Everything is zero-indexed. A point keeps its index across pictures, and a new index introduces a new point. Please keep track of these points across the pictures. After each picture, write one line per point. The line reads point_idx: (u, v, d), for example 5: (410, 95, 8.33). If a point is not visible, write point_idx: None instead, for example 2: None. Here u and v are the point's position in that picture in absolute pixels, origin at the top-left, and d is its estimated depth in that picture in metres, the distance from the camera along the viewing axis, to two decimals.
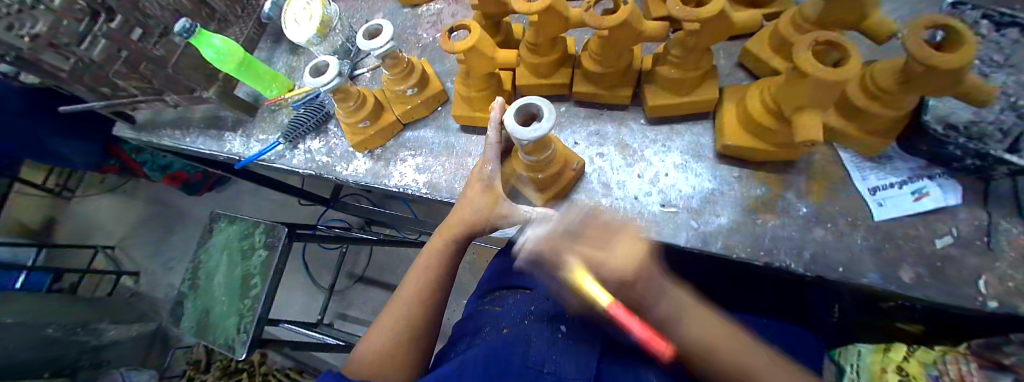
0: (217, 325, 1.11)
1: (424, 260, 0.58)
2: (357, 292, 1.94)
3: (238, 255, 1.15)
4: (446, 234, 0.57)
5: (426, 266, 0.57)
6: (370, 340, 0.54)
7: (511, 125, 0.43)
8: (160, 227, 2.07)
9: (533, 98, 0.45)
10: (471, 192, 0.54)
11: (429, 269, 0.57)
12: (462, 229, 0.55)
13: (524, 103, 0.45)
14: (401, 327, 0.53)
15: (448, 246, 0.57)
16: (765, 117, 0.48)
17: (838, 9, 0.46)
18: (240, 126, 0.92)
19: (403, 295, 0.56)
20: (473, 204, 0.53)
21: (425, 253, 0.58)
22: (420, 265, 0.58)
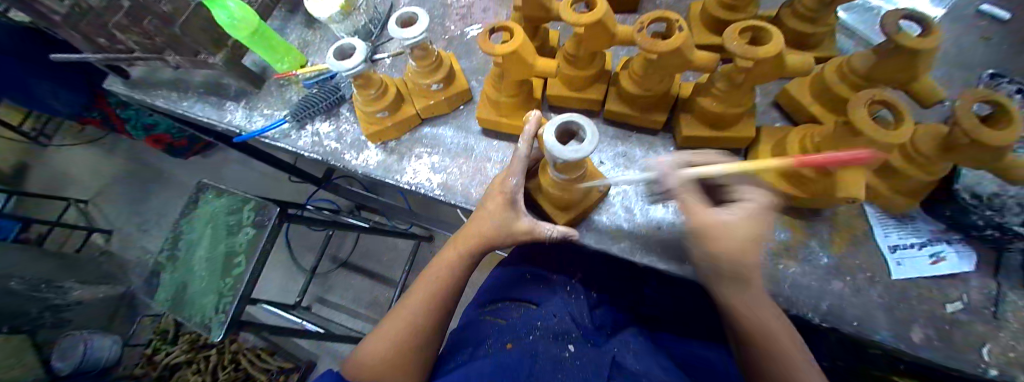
0: (194, 300, 1.06)
1: (435, 269, 0.55)
2: (339, 277, 1.89)
3: (223, 230, 1.10)
4: (462, 244, 0.54)
5: (436, 276, 0.54)
6: (371, 344, 0.51)
7: (550, 141, 0.40)
8: (138, 186, 1.98)
9: (576, 115, 0.42)
10: (490, 204, 0.52)
11: (440, 278, 0.54)
12: (479, 239, 0.53)
13: (565, 119, 0.42)
14: (404, 334, 0.51)
15: (463, 255, 0.54)
16: (805, 165, 0.47)
17: (891, 66, 0.46)
18: (244, 97, 0.87)
19: (410, 299, 0.53)
20: (495, 217, 0.51)
21: (437, 262, 0.56)
22: (430, 273, 0.55)
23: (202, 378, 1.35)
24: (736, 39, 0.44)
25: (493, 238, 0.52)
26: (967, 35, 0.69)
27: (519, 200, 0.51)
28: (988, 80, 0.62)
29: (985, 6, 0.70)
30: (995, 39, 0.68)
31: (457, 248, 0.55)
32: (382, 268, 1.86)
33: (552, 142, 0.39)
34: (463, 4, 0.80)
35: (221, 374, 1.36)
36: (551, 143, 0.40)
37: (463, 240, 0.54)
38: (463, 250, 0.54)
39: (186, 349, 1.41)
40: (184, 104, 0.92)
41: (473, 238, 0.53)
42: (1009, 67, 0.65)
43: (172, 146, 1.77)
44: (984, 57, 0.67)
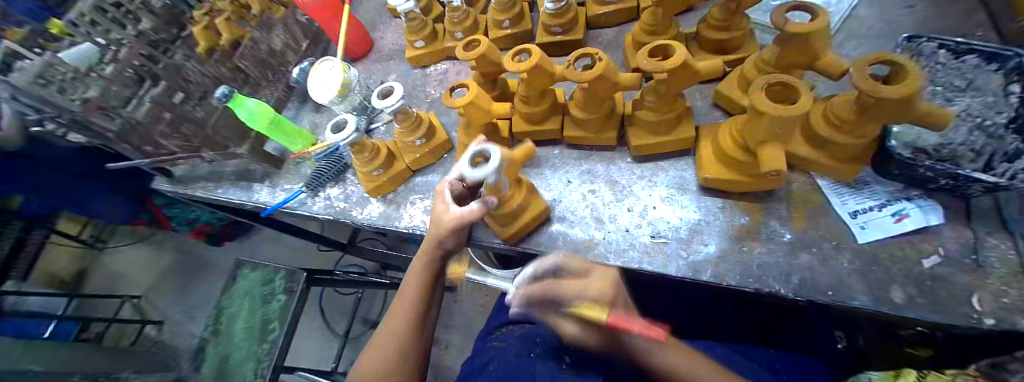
0: (234, 370, 1.14)
1: (409, 284, 0.59)
2: (371, 338, 1.94)
3: (259, 300, 1.21)
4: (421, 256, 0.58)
5: (412, 291, 0.58)
6: (361, 367, 0.57)
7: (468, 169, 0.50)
8: (186, 275, 2.16)
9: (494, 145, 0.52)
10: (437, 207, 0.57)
11: (411, 294, 0.58)
12: (433, 239, 0.56)
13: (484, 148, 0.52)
14: (399, 353, 0.55)
15: (426, 267, 0.58)
16: (739, 151, 0.52)
17: (793, 53, 0.52)
18: (268, 178, 1.01)
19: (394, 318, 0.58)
20: (440, 221, 0.55)
21: (409, 277, 0.60)
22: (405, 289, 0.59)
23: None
24: (647, 58, 0.53)
25: (443, 238, 0.56)
26: (892, 7, 0.69)
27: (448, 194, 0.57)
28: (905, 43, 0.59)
29: None
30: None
31: (419, 261, 0.59)
32: None
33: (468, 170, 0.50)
34: (439, 71, 0.94)
35: None
36: (467, 171, 0.50)
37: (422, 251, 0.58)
38: (424, 262, 0.58)
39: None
40: (219, 191, 1.08)
41: (428, 243, 0.57)
42: (950, 12, 0.65)
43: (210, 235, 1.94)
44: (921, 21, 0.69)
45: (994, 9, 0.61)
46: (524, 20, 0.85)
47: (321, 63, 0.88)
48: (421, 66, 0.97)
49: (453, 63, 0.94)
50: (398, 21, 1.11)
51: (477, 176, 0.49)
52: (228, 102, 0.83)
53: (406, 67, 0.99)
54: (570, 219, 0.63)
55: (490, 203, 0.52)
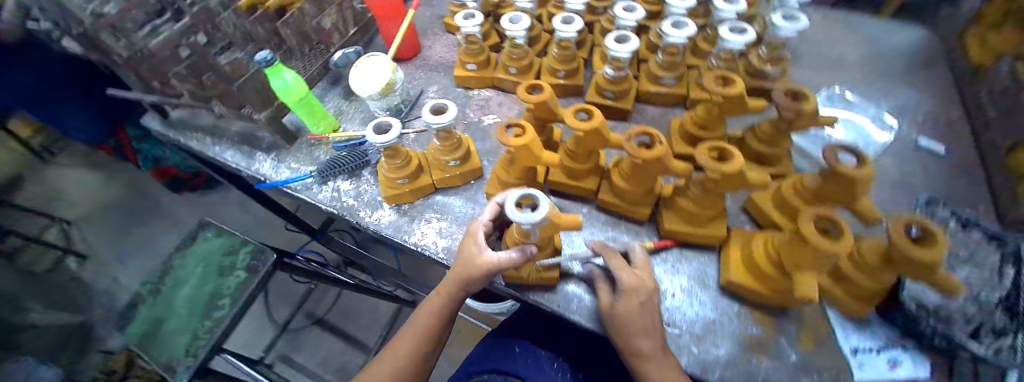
0: (161, 341, 1.01)
1: (423, 315, 0.56)
2: (311, 335, 1.78)
3: (214, 271, 1.11)
4: (441, 293, 0.56)
5: (426, 323, 0.55)
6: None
7: (512, 210, 0.49)
8: (130, 215, 1.97)
9: (535, 190, 0.52)
10: (465, 245, 0.55)
11: (422, 335, 0.55)
12: (457, 278, 0.54)
13: (526, 192, 0.51)
14: None
15: (445, 308, 0.56)
16: (770, 266, 0.54)
17: (832, 188, 0.56)
18: (275, 150, 0.96)
19: (398, 346, 0.55)
20: (471, 262, 0.53)
21: (425, 307, 0.57)
22: (418, 318, 0.57)
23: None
24: (705, 155, 0.55)
25: (469, 280, 0.53)
26: (911, 163, 0.76)
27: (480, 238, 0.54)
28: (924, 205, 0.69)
29: (923, 140, 0.78)
30: (946, 157, 0.76)
31: (435, 300, 0.56)
32: (359, 330, 1.77)
33: (512, 209, 0.49)
34: (482, 97, 0.95)
35: None
36: (513, 211, 0.49)
37: (441, 289, 0.56)
38: (443, 299, 0.55)
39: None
40: (216, 148, 1.01)
41: (452, 282, 0.54)
42: (953, 184, 0.72)
43: (173, 179, 1.78)
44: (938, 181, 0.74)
45: (999, 192, 0.69)
46: (578, 74, 0.88)
47: (368, 55, 0.85)
48: (465, 87, 0.97)
49: (497, 93, 0.95)
50: (449, 36, 1.12)
51: (520, 219, 0.48)
52: (265, 68, 0.77)
53: (449, 82, 0.99)
54: (587, 284, 0.62)
55: (529, 252, 0.49)
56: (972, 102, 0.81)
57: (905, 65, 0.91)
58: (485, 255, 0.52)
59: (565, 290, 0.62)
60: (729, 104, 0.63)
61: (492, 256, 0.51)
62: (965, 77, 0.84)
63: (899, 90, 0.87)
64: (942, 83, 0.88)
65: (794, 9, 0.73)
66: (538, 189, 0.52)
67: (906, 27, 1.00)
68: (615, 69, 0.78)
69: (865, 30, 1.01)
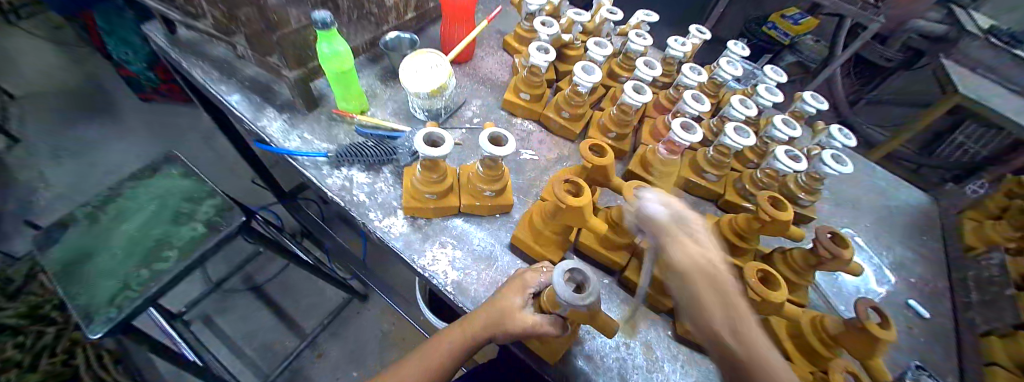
0: (79, 277, 0.86)
1: (437, 343, 0.54)
2: (243, 301, 1.58)
3: (168, 215, 0.98)
4: (459, 332, 0.54)
5: (436, 351, 0.53)
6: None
7: (559, 283, 0.47)
8: (80, 111, 1.75)
9: (581, 265, 0.50)
10: (510, 293, 0.53)
11: (420, 369, 0.53)
12: (483, 325, 0.52)
13: (572, 266, 0.50)
14: None
15: (452, 351, 0.53)
16: None
17: (852, 339, 0.57)
18: (288, 110, 0.86)
19: (399, 369, 0.53)
20: (504, 315, 0.51)
21: (442, 336, 0.55)
22: (430, 345, 0.55)
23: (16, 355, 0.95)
24: (752, 275, 0.55)
25: (496, 330, 0.51)
26: (898, 320, 0.81)
27: (529, 293, 0.53)
28: (914, 368, 0.71)
29: (912, 301, 0.85)
30: (931, 321, 0.83)
31: (449, 342, 0.54)
32: (297, 311, 1.59)
33: (559, 283, 0.46)
34: (523, 127, 0.92)
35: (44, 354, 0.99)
36: (558, 284, 0.46)
37: (461, 329, 0.54)
38: (463, 337, 0.53)
39: (20, 312, 1.02)
40: (220, 86, 0.90)
41: (477, 326, 0.52)
42: (932, 351, 0.78)
43: (133, 82, 1.70)
44: (920, 344, 0.79)
45: (966, 369, 0.75)
46: (625, 139, 0.87)
47: (427, 51, 0.79)
48: (509, 112, 0.94)
49: (539, 128, 0.92)
50: (504, 55, 1.10)
51: (564, 296, 0.45)
52: (319, 29, 0.66)
53: (493, 101, 0.96)
54: (596, 362, 0.59)
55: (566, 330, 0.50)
56: (957, 280, 0.90)
57: (904, 224, 1.01)
58: (528, 311, 0.50)
59: (575, 364, 0.58)
60: (775, 225, 0.64)
61: (534, 318, 0.50)
62: (957, 255, 0.95)
63: (896, 246, 0.95)
64: (932, 252, 0.96)
65: (841, 154, 0.78)
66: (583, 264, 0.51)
67: (909, 191, 1.10)
68: (668, 150, 0.77)
69: (874, 183, 1.10)
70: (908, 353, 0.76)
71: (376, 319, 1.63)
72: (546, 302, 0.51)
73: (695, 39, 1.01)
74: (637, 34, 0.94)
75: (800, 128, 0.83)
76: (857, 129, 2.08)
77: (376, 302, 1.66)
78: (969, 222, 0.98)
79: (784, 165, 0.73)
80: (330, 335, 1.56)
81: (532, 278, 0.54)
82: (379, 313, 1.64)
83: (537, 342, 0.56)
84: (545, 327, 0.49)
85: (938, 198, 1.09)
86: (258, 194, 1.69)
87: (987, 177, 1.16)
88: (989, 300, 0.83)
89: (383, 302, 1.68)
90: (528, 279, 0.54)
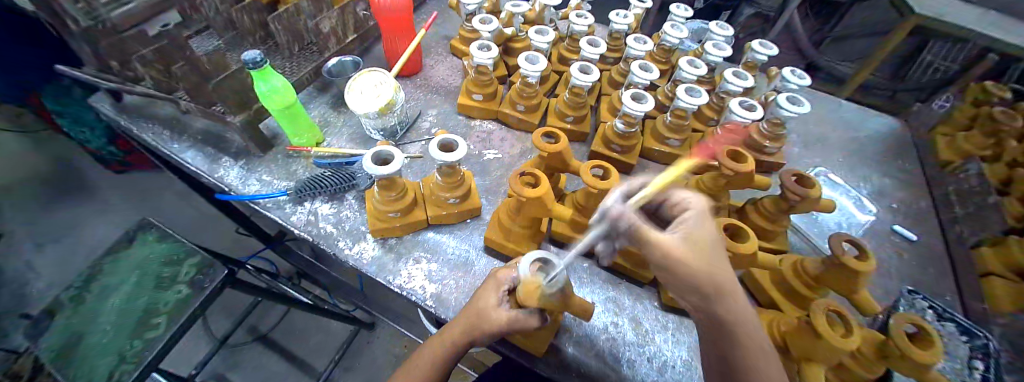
0: (76, 363, 0.84)
1: (422, 359, 0.53)
2: (250, 353, 1.56)
3: (151, 282, 0.96)
4: (440, 343, 0.53)
5: (422, 366, 0.53)
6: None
7: (525, 275, 0.45)
8: (52, 193, 1.72)
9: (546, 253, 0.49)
10: (485, 294, 0.52)
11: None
12: (462, 331, 0.50)
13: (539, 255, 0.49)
14: None
15: (435, 364, 0.52)
16: (773, 349, 0.54)
17: (832, 274, 0.56)
18: (244, 156, 0.85)
19: None
20: (479, 317, 0.50)
21: (426, 349, 0.54)
22: (415, 361, 0.54)
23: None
24: None
25: (475, 334, 0.50)
26: (885, 246, 0.81)
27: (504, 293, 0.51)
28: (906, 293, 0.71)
29: (897, 226, 0.85)
30: (919, 242, 0.83)
31: (433, 356, 0.52)
32: (305, 352, 1.57)
33: (525, 275, 0.45)
34: (484, 128, 0.91)
35: None
36: (525, 275, 0.45)
37: (443, 340, 0.52)
38: (444, 349, 0.52)
39: None
40: (173, 145, 0.88)
41: (456, 334, 0.51)
42: (924, 271, 0.78)
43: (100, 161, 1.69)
44: (911, 267, 0.79)
45: (962, 284, 0.75)
46: (585, 121, 0.87)
47: (370, 71, 0.78)
48: (467, 114, 0.93)
49: (499, 126, 0.92)
50: (454, 59, 1.09)
51: (530, 286, 0.44)
52: (252, 70, 0.66)
53: (450, 108, 0.95)
54: (586, 347, 0.59)
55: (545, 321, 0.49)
56: (939, 197, 0.90)
57: (878, 153, 1.01)
58: (502, 308, 0.49)
59: (565, 354, 0.57)
60: (740, 178, 0.64)
61: (509, 314, 0.48)
62: (932, 171, 0.95)
63: (872, 175, 0.96)
64: (909, 174, 0.97)
65: (795, 95, 0.79)
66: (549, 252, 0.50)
67: (877, 118, 1.11)
68: (626, 124, 0.77)
69: (840, 117, 1.11)
70: (899, 278, 0.76)
71: (386, 345, 1.61)
72: (520, 296, 0.50)
73: (636, 9, 1.02)
74: (578, 16, 0.94)
75: (752, 77, 0.83)
76: (827, 68, 2.09)
77: (383, 328, 1.64)
78: (942, 137, 0.98)
79: (739, 117, 0.73)
80: (344, 370, 1.54)
81: (505, 275, 0.53)
82: (389, 339, 1.62)
83: (521, 338, 0.55)
84: (522, 321, 0.48)
85: (907, 119, 1.10)
86: (246, 244, 1.67)
87: (950, 90, 1.16)
88: (974, 211, 0.83)
89: (390, 328, 1.66)
90: (501, 277, 0.52)
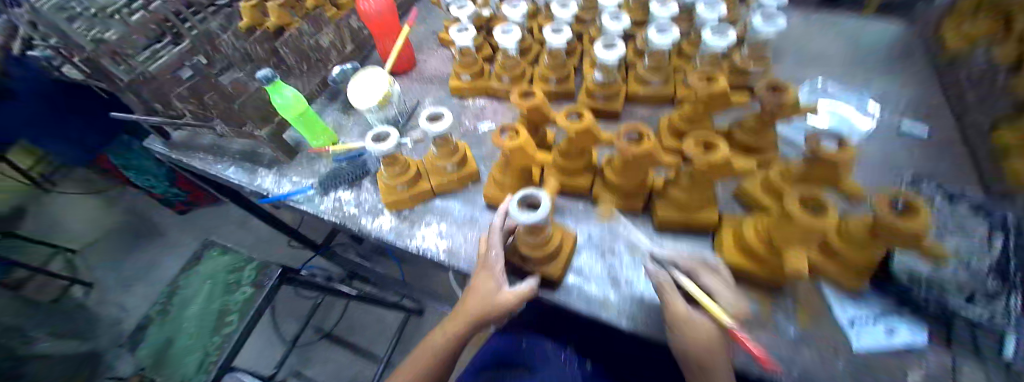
0: (172, 361, 1.02)
1: (440, 336, 0.61)
2: (319, 349, 1.74)
3: (220, 288, 1.12)
4: (452, 327, 0.60)
5: (440, 343, 0.61)
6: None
7: (516, 212, 0.53)
8: (134, 239, 1.98)
9: (534, 190, 0.57)
10: (482, 281, 0.58)
11: (431, 355, 0.61)
12: (472, 315, 0.58)
13: (528, 193, 0.57)
14: None
15: (451, 342, 0.60)
16: (763, 249, 0.57)
17: (817, 169, 0.58)
18: (276, 165, 0.98)
19: (412, 366, 0.62)
20: (488, 300, 0.57)
21: (441, 330, 0.62)
22: (433, 339, 0.62)
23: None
24: (693, 147, 0.58)
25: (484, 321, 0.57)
26: (894, 145, 0.80)
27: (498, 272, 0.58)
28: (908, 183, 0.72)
29: (905, 125, 0.83)
30: (930, 137, 0.81)
31: (453, 328, 0.60)
32: (367, 343, 1.73)
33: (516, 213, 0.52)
34: (477, 105, 0.98)
35: None
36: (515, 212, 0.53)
37: (455, 324, 0.60)
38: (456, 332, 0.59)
39: None
40: (216, 166, 1.03)
41: (465, 321, 0.58)
42: (934, 162, 0.77)
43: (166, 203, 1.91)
44: (921, 161, 0.77)
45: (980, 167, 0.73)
46: (569, 79, 0.92)
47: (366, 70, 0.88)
48: (460, 95, 1.00)
49: (491, 99, 0.98)
50: (443, 50, 1.17)
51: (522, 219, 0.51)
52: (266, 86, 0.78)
53: (445, 92, 1.03)
54: (587, 275, 0.64)
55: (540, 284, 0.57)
56: (951, 87, 0.86)
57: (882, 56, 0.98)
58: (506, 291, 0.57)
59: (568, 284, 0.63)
60: (717, 98, 0.67)
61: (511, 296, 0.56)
62: (943, 62, 0.91)
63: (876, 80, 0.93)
64: (915, 72, 0.94)
65: (768, 11, 0.79)
66: (537, 189, 0.58)
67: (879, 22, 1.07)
68: (604, 75, 0.83)
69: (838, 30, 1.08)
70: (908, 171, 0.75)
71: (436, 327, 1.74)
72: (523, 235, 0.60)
73: None
74: None
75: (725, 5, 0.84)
76: None
77: (432, 311, 1.77)
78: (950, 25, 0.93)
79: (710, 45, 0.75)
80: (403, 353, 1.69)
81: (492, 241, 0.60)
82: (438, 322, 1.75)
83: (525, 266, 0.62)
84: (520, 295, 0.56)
85: (913, 16, 1.05)
86: (298, 255, 1.86)
87: None
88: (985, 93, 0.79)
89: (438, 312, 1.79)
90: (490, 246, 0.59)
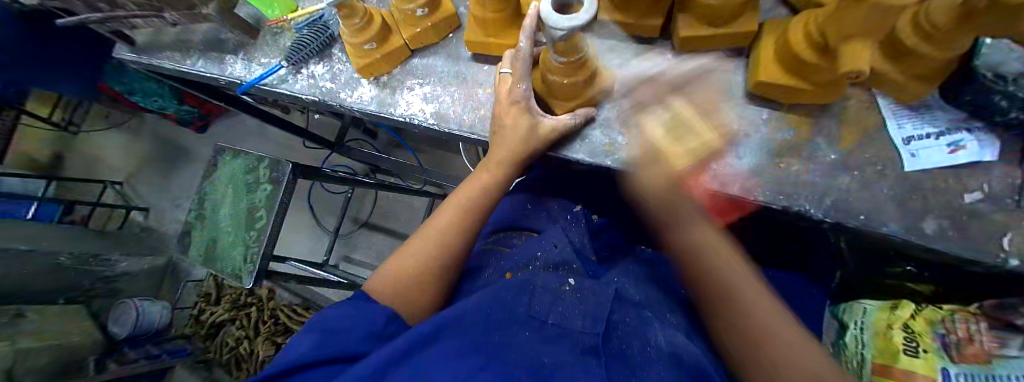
0: (224, 255, 1.16)
1: (463, 194, 0.59)
2: (362, 236, 1.92)
3: (243, 188, 1.17)
4: (486, 174, 0.59)
5: (466, 198, 0.59)
6: (397, 263, 0.55)
7: (547, 13, 0.41)
8: (162, 164, 2.03)
9: None
10: (508, 120, 0.56)
11: (455, 217, 0.57)
12: (508, 157, 0.57)
13: None
14: (434, 251, 0.55)
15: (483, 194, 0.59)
16: (807, 49, 0.45)
17: None
18: (242, 48, 0.86)
19: (431, 227, 0.57)
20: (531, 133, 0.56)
21: (465, 188, 0.60)
22: (454, 199, 0.59)
23: (246, 333, 1.37)
24: None
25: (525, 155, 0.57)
26: None
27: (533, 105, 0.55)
28: None
29: None
30: None
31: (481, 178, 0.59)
32: (402, 226, 1.88)
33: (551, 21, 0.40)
34: None
35: (262, 329, 1.36)
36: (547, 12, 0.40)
37: (488, 172, 0.59)
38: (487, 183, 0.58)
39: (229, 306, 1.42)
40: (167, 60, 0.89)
41: (501, 159, 0.57)
42: None
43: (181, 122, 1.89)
44: None
45: None
46: None
47: None
48: None
49: None
50: None
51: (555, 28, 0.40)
52: None
53: None
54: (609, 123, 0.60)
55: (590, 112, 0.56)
56: None
57: None
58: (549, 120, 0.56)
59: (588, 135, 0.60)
60: None
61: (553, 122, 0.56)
62: None
63: None
64: None
65: None
66: None
67: None
68: None
69: None
70: None
71: None
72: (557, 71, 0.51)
73: None
74: None
75: None
76: None
77: None
78: None
79: None
80: None
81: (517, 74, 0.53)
82: None
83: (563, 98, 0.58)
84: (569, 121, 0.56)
85: None
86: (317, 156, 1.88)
87: None
88: None
89: None
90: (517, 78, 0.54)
